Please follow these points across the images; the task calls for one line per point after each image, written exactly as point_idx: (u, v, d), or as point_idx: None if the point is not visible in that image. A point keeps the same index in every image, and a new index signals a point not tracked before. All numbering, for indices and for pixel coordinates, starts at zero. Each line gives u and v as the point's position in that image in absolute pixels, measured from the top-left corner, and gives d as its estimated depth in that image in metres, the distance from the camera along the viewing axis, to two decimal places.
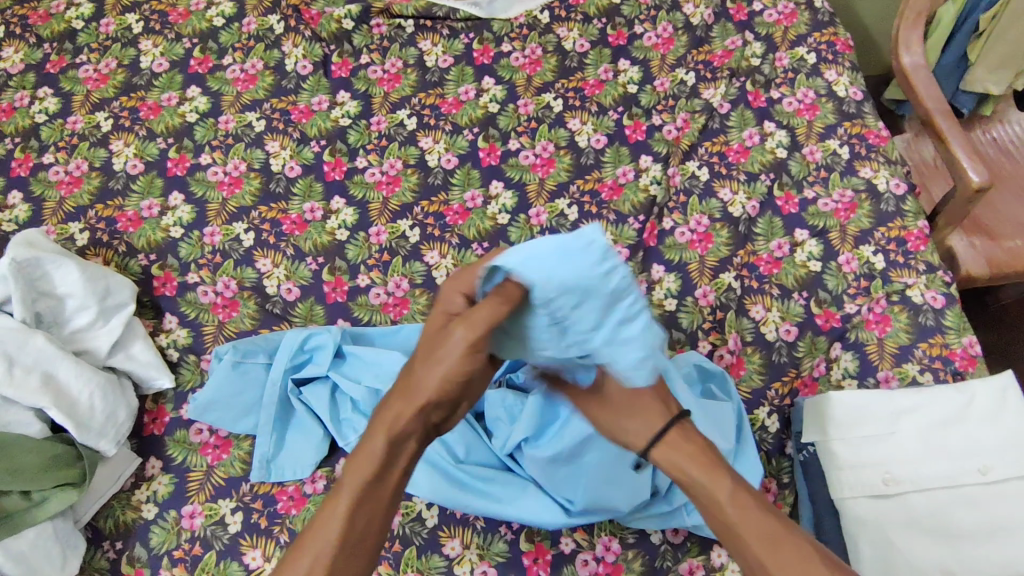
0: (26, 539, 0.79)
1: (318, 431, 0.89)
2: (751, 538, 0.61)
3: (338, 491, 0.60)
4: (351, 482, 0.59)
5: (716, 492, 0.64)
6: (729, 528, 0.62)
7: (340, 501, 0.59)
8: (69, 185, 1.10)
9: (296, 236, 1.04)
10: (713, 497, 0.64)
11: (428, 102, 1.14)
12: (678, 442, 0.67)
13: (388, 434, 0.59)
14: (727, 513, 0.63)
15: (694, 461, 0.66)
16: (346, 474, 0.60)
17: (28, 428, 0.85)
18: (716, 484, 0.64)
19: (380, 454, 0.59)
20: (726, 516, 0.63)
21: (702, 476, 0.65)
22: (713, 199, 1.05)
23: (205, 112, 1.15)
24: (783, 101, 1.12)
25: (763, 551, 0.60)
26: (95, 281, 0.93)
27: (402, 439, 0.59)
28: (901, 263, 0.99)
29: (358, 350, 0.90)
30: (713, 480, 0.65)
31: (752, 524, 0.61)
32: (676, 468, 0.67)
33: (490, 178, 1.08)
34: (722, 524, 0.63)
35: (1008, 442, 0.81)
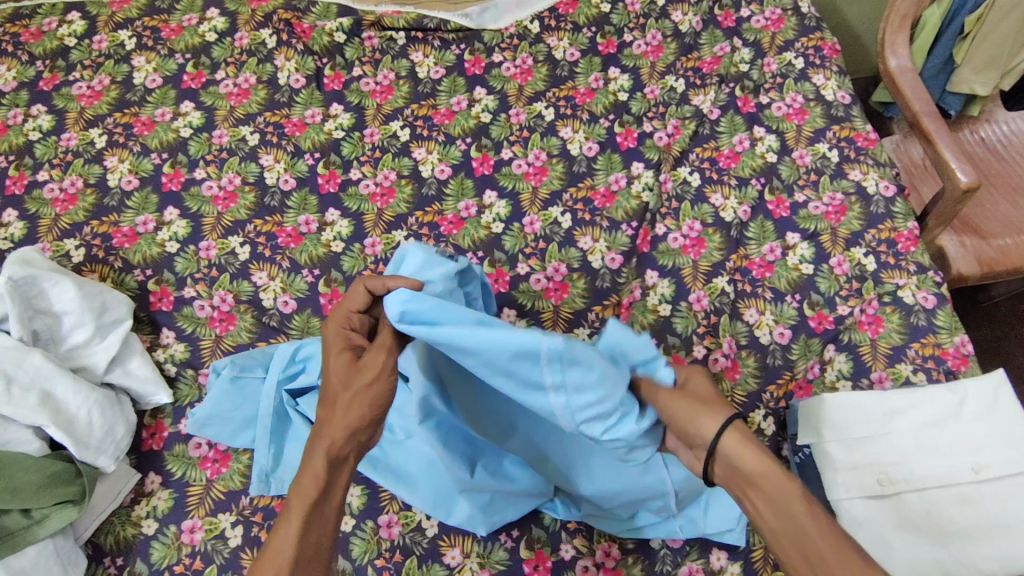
0: (27, 557, 0.79)
1: None
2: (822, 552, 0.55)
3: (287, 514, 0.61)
4: (300, 498, 0.61)
5: (789, 495, 0.58)
6: (801, 535, 0.56)
7: (291, 521, 0.60)
8: (64, 203, 1.10)
9: (291, 249, 1.04)
10: (788, 498, 0.58)
11: (420, 113, 1.15)
12: (748, 446, 0.61)
13: (327, 453, 0.63)
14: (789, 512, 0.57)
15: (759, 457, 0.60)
16: (295, 493, 0.62)
17: (26, 447, 0.85)
18: (790, 487, 0.58)
19: (323, 472, 0.63)
20: (797, 519, 0.57)
21: (779, 478, 0.59)
22: (706, 204, 1.06)
23: (199, 127, 1.16)
24: (772, 106, 1.14)
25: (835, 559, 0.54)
26: (92, 297, 0.93)
27: (340, 459, 0.65)
28: (892, 265, 1.00)
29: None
30: (790, 482, 0.59)
31: (826, 530, 0.56)
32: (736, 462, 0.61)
33: (483, 188, 1.08)
34: (788, 527, 0.57)
35: (1000, 440, 0.82)
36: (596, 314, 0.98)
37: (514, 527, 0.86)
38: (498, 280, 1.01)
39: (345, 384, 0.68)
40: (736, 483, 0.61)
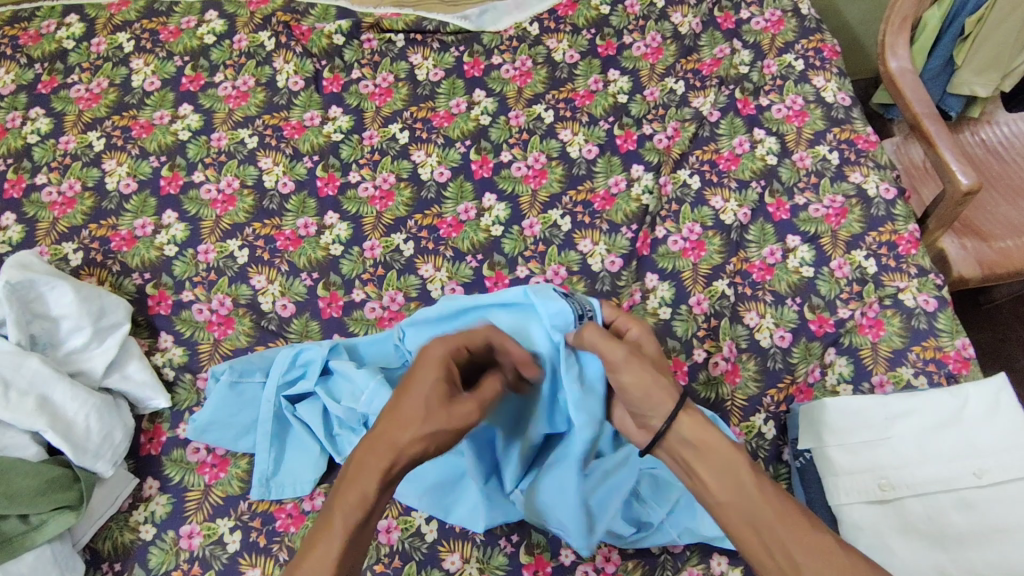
0: (25, 563, 0.80)
1: (314, 447, 0.89)
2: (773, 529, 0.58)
3: (331, 521, 0.60)
4: (343, 509, 0.60)
5: (735, 464, 0.61)
6: (746, 511, 0.59)
7: (334, 533, 0.60)
8: (62, 206, 1.10)
9: (290, 252, 1.04)
10: (734, 472, 0.60)
11: (419, 115, 1.15)
12: (694, 416, 0.64)
13: (379, 478, 0.61)
14: (743, 487, 0.59)
15: (715, 435, 0.63)
16: (339, 502, 0.61)
17: (24, 452, 0.85)
18: (735, 456, 0.61)
19: (372, 495, 0.61)
20: (744, 490, 0.59)
21: (723, 449, 0.62)
22: (705, 207, 1.06)
23: (197, 129, 1.15)
24: (772, 108, 1.13)
25: (787, 531, 0.57)
26: (90, 301, 0.93)
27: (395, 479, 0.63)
28: (893, 267, 1.00)
29: (340, 368, 0.87)
30: (733, 453, 0.61)
31: (770, 498, 0.59)
32: (693, 439, 0.63)
33: (483, 191, 1.08)
34: (737, 500, 0.60)
35: (1002, 444, 0.81)
36: None
37: (513, 532, 0.85)
38: (498, 283, 1.01)
39: (427, 414, 0.63)
40: (685, 460, 0.64)
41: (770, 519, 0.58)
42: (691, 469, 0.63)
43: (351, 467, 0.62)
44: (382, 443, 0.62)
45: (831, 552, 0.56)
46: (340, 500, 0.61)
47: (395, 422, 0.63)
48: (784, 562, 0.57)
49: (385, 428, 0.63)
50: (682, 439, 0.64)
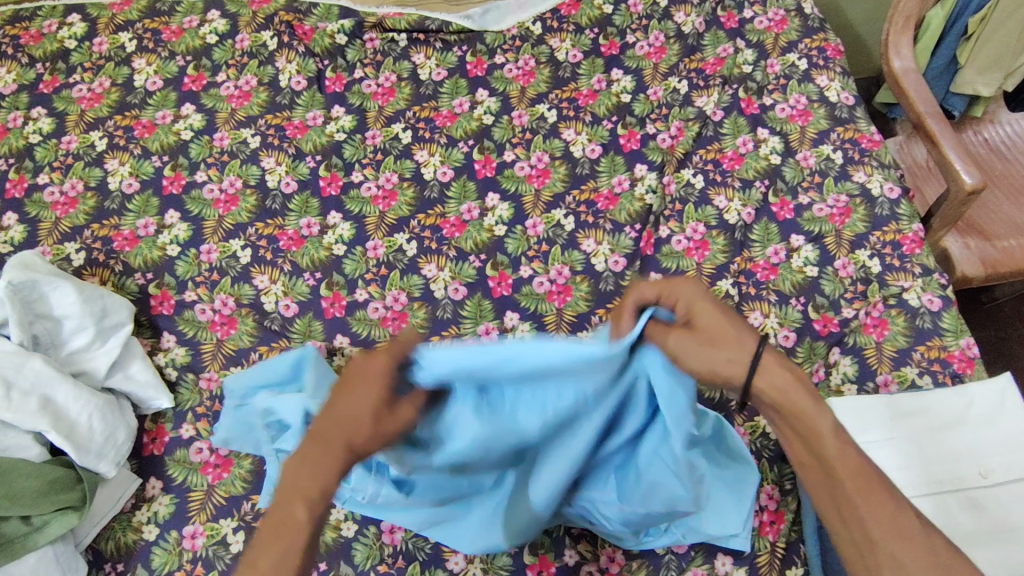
0: (26, 564, 0.79)
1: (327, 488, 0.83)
2: (854, 495, 0.59)
3: (290, 520, 0.55)
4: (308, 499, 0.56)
5: (817, 430, 0.61)
6: (827, 472, 0.61)
7: (300, 518, 0.55)
8: (64, 206, 1.09)
9: (293, 252, 1.04)
10: (817, 437, 0.61)
11: (422, 115, 1.15)
12: (778, 370, 0.63)
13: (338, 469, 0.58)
14: (824, 450, 0.61)
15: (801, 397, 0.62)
16: (299, 495, 0.56)
17: (26, 453, 0.85)
18: (820, 418, 0.61)
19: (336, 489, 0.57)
20: (824, 457, 0.61)
21: (807, 411, 0.62)
22: (709, 206, 1.06)
23: (200, 129, 1.15)
24: (775, 108, 1.13)
25: (864, 504, 0.58)
26: (92, 302, 0.92)
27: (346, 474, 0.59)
28: (897, 267, 1.00)
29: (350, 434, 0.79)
30: (819, 414, 0.61)
31: (851, 468, 0.59)
32: (777, 400, 0.63)
33: (486, 190, 1.08)
34: (819, 463, 0.61)
35: (1007, 444, 0.81)
36: (600, 317, 0.98)
37: None
38: (501, 283, 1.01)
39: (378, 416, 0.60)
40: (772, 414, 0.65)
41: (848, 486, 0.59)
42: (779, 423, 0.65)
43: (305, 460, 0.57)
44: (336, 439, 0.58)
45: (909, 529, 0.57)
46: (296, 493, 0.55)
47: (350, 422, 0.58)
48: (856, 527, 0.58)
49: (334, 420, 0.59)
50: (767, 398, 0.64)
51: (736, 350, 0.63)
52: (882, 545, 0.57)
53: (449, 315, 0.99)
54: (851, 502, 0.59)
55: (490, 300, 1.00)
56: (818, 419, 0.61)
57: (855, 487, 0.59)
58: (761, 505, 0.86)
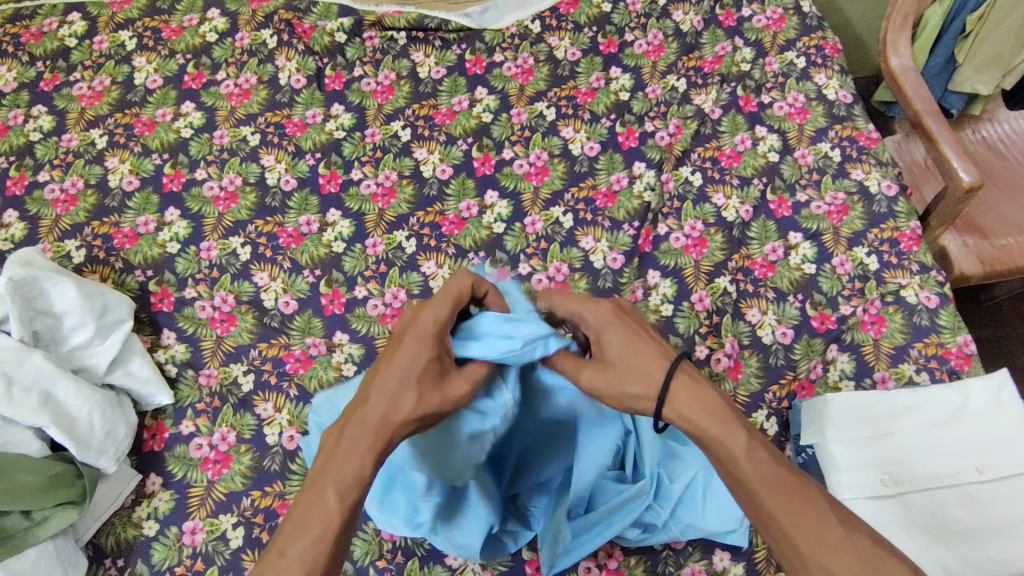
0: (27, 559, 0.79)
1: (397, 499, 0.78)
2: (777, 510, 0.56)
3: (321, 503, 0.54)
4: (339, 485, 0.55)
5: (732, 448, 0.58)
6: (748, 492, 0.57)
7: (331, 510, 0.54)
8: (65, 203, 1.10)
9: (293, 249, 1.04)
10: (731, 459, 0.58)
11: (421, 113, 1.15)
12: (690, 391, 0.61)
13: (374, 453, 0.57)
14: (742, 470, 0.58)
15: (710, 420, 0.59)
16: (331, 479, 0.55)
17: (27, 448, 0.85)
18: (732, 435, 0.59)
19: (370, 472, 0.56)
20: (743, 475, 0.58)
21: (721, 429, 0.59)
22: (707, 204, 1.06)
23: (200, 127, 1.15)
24: (773, 106, 1.13)
25: (789, 519, 0.55)
26: (93, 299, 0.93)
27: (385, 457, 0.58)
28: (895, 264, 1.00)
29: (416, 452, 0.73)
30: (731, 433, 0.59)
31: (771, 484, 0.56)
32: (691, 423, 0.60)
33: (485, 188, 1.08)
34: (740, 485, 0.58)
35: (1004, 440, 0.82)
36: None
37: None
38: None
39: (420, 393, 0.60)
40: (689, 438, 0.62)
41: (770, 504, 0.56)
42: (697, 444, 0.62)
43: (339, 442, 0.57)
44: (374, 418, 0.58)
45: (836, 536, 0.54)
46: (323, 475, 0.55)
47: (388, 398, 0.59)
48: (783, 547, 0.55)
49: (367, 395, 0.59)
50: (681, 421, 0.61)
51: (647, 382, 0.62)
52: (812, 558, 0.54)
53: None
54: (776, 521, 0.56)
55: None
56: (728, 435, 0.59)
57: (778, 502, 0.56)
58: None
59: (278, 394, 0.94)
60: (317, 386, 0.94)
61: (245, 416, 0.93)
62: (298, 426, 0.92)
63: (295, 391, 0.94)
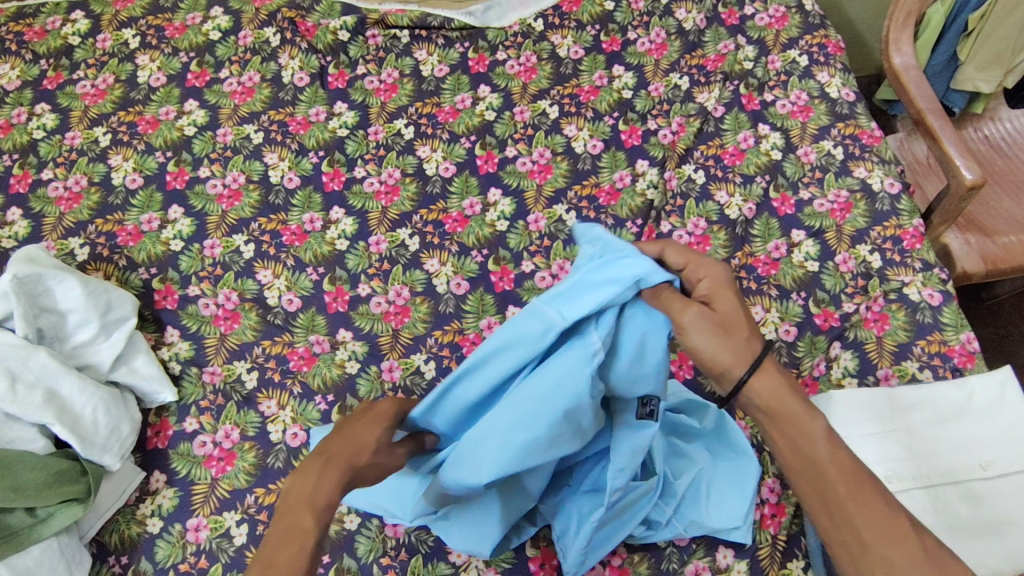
0: (31, 556, 0.79)
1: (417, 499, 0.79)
2: (847, 498, 0.55)
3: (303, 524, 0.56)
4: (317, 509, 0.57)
5: (812, 439, 0.57)
6: (818, 477, 0.56)
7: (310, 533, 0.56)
8: (68, 201, 1.10)
9: (296, 247, 1.04)
10: (810, 440, 0.57)
11: (424, 111, 1.15)
12: (771, 378, 0.60)
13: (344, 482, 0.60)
14: (817, 456, 0.57)
15: (796, 402, 0.59)
16: (308, 503, 0.58)
17: (31, 445, 0.85)
18: (812, 425, 0.58)
19: (337, 504, 0.59)
20: (818, 464, 0.56)
21: (803, 419, 0.58)
22: (710, 202, 1.06)
23: (203, 125, 1.15)
24: (776, 104, 1.13)
25: (861, 515, 0.54)
26: (97, 296, 0.93)
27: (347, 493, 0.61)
28: (898, 262, 1.00)
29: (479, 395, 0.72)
30: (811, 423, 0.58)
31: (847, 477, 0.55)
32: (770, 402, 0.59)
33: (488, 186, 1.08)
34: (810, 475, 0.57)
35: (1007, 436, 0.82)
36: None
37: None
38: (503, 277, 1.01)
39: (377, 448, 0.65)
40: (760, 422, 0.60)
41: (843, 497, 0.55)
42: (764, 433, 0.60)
43: (318, 467, 0.59)
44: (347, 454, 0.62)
45: (904, 535, 0.53)
46: (301, 502, 0.58)
47: (355, 442, 0.63)
48: (845, 541, 0.54)
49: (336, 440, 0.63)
50: (757, 402, 0.60)
51: (743, 343, 0.61)
52: (876, 551, 0.53)
53: (451, 310, 0.99)
54: (844, 510, 0.55)
55: (492, 294, 1.00)
56: (806, 418, 0.58)
57: (848, 491, 0.55)
58: (763, 498, 0.86)
59: (281, 391, 0.94)
60: (321, 383, 0.94)
61: (248, 413, 0.93)
62: (302, 424, 0.92)
63: (299, 388, 0.94)
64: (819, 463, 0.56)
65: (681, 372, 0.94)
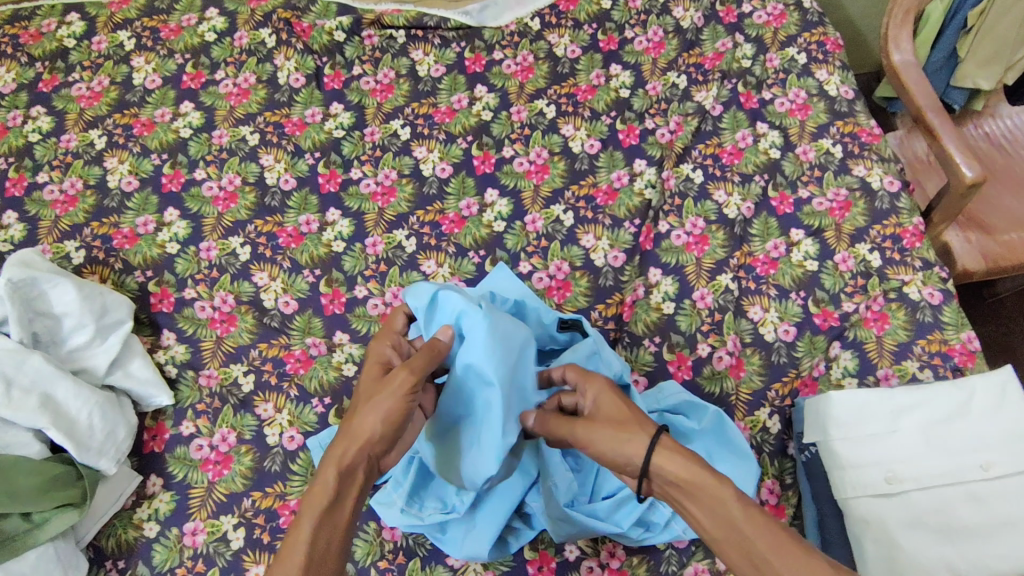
0: (27, 562, 0.79)
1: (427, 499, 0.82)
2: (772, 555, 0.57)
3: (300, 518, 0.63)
4: (312, 508, 0.63)
5: (724, 504, 0.59)
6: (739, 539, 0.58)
7: (303, 527, 0.62)
8: (64, 204, 1.09)
9: (292, 249, 1.04)
10: (722, 504, 0.59)
11: (421, 111, 1.15)
12: (673, 457, 0.62)
13: (337, 466, 0.64)
14: (732, 518, 0.59)
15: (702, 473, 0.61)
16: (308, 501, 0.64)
17: (27, 450, 0.84)
18: (722, 492, 0.60)
19: (333, 484, 0.64)
20: (733, 524, 0.59)
21: (711, 485, 0.60)
22: (708, 201, 1.06)
23: (199, 127, 1.15)
24: (775, 102, 1.13)
25: (783, 563, 0.56)
26: (91, 299, 0.92)
27: (352, 471, 0.65)
28: (897, 261, 0.99)
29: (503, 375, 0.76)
30: (721, 489, 0.60)
31: (763, 530, 0.58)
32: (681, 476, 0.61)
33: (485, 186, 1.08)
34: (730, 536, 0.59)
35: (1009, 436, 0.81)
36: (599, 312, 0.98)
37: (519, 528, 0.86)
38: None
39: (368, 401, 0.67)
40: (675, 497, 0.63)
41: (762, 549, 0.57)
42: (680, 502, 0.63)
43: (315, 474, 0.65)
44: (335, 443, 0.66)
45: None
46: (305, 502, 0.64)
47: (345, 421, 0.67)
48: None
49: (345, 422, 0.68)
50: (669, 478, 0.62)
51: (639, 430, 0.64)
52: None
53: None
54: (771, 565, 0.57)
55: None
56: (716, 483, 0.60)
57: (770, 544, 0.57)
58: (762, 500, 0.87)
59: (278, 394, 0.94)
60: (318, 386, 0.94)
61: (245, 416, 0.93)
62: (299, 426, 0.92)
63: (296, 391, 0.94)
64: (736, 524, 0.59)
65: (680, 373, 0.94)
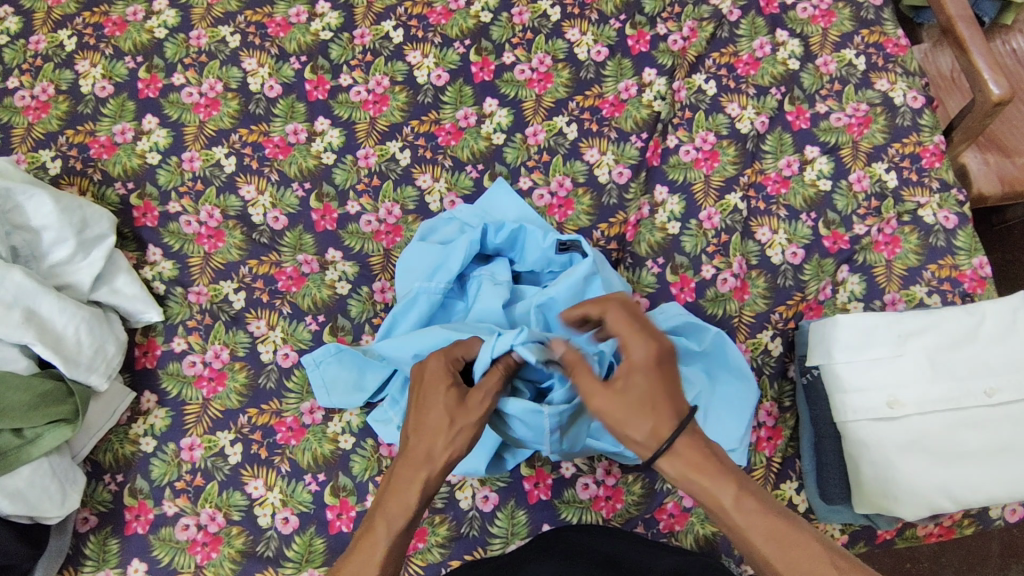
0: (21, 476, 0.78)
1: None
2: (764, 546, 0.56)
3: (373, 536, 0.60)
4: (388, 526, 0.60)
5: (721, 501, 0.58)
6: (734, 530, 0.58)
7: (379, 543, 0.59)
8: (36, 111, 1.03)
9: (280, 160, 0.99)
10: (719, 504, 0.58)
11: (415, 11, 1.06)
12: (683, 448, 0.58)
13: (421, 491, 0.61)
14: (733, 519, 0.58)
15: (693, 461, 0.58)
16: (385, 517, 0.60)
17: (13, 365, 0.82)
18: (720, 491, 0.58)
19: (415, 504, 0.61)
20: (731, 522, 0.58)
21: (707, 484, 0.58)
22: (721, 114, 0.99)
23: (174, 27, 1.06)
24: (797, 7, 1.05)
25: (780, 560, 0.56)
26: (71, 212, 0.88)
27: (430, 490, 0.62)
28: (915, 181, 0.95)
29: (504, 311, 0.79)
30: (720, 486, 0.58)
31: (759, 527, 0.57)
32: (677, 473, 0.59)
33: (483, 96, 1.01)
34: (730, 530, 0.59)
35: (1014, 362, 0.80)
36: (601, 232, 0.94)
37: None
38: None
39: (450, 420, 0.62)
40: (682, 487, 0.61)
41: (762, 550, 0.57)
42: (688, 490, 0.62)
43: (390, 481, 0.62)
44: (417, 456, 0.61)
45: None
46: (381, 519, 0.60)
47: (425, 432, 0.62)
48: None
49: (419, 438, 0.62)
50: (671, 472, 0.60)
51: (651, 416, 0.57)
52: None
53: None
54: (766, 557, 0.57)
55: None
56: (714, 480, 0.58)
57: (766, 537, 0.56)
58: (759, 422, 0.87)
59: (270, 311, 0.91)
60: (311, 304, 0.91)
61: (237, 333, 0.91)
62: (293, 344, 0.90)
63: (288, 309, 0.91)
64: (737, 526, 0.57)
65: (683, 295, 0.91)
